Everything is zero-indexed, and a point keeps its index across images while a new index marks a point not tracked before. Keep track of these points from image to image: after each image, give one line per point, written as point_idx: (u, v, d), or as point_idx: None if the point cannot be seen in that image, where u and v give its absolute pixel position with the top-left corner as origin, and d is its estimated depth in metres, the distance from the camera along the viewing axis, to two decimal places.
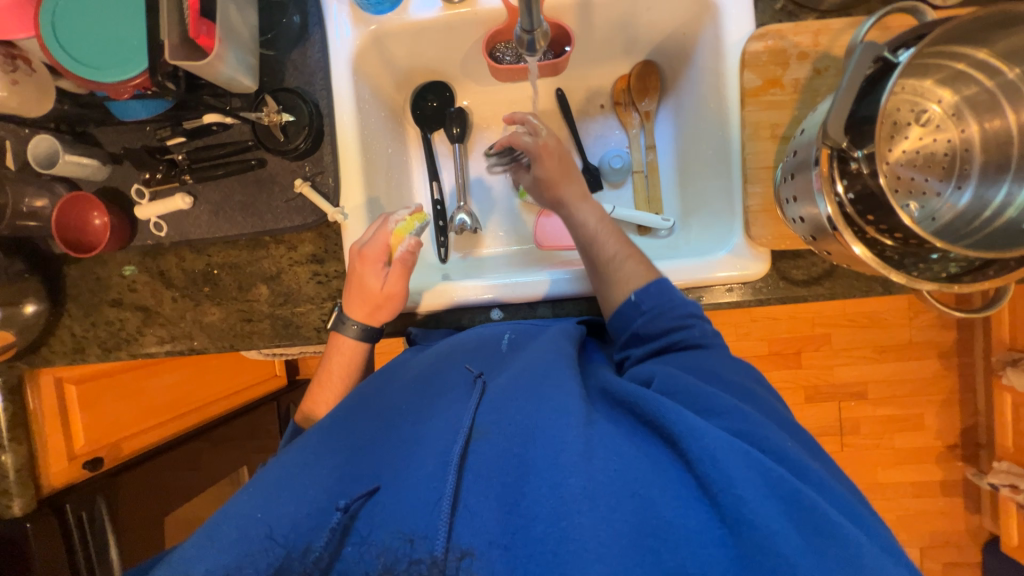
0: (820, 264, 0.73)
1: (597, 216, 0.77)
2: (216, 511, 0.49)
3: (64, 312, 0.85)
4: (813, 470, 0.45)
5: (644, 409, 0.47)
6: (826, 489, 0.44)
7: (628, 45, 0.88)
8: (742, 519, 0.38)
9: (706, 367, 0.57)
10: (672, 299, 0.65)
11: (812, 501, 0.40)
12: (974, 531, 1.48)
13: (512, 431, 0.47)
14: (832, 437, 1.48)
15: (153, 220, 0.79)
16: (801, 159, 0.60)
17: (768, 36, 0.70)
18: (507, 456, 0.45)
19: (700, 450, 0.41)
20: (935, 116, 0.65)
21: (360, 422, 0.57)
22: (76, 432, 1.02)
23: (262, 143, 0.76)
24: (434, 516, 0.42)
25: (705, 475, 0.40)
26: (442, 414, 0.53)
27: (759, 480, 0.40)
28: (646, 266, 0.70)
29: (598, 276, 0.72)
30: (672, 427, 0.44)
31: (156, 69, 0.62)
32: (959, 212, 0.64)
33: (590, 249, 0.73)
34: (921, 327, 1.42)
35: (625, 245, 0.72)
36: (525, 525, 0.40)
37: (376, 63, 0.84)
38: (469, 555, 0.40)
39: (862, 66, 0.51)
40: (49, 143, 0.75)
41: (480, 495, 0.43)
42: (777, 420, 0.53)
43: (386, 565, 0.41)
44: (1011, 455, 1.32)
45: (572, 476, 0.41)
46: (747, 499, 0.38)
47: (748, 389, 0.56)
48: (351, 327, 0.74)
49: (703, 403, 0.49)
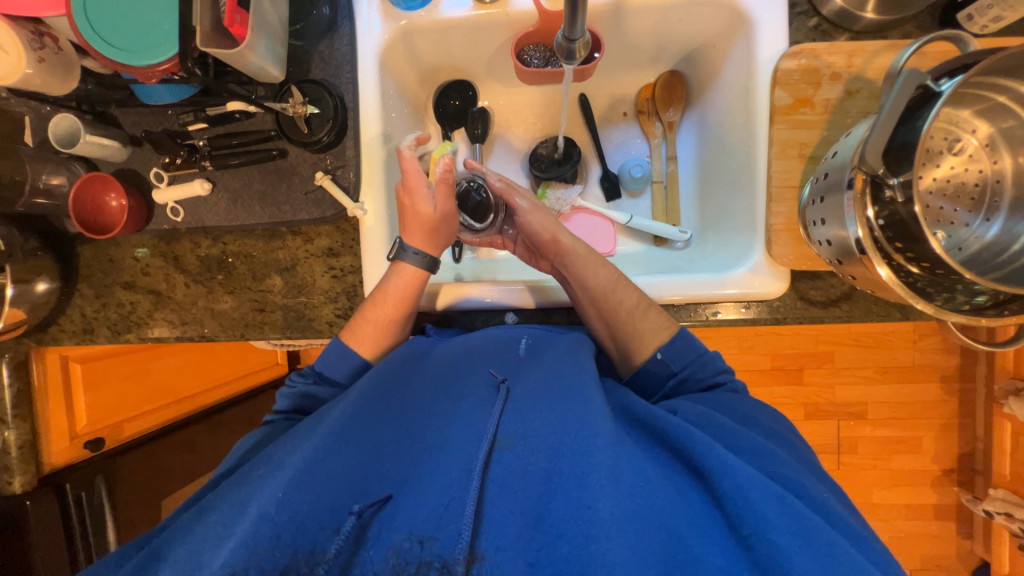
0: (839, 286, 0.73)
1: (603, 263, 0.73)
2: (244, 489, 0.52)
3: (75, 292, 0.84)
4: (850, 525, 0.48)
5: (676, 441, 0.51)
6: (862, 543, 0.46)
7: (656, 54, 0.88)
8: (777, 564, 0.41)
9: (744, 411, 0.62)
10: (697, 353, 0.67)
11: (848, 554, 0.42)
12: (964, 556, 1.49)
13: (540, 446, 0.51)
14: (829, 455, 1.48)
15: (171, 205, 0.78)
16: (832, 181, 0.60)
17: (802, 54, 0.69)
18: (536, 472, 0.50)
19: (732, 488, 0.45)
20: (969, 146, 0.65)
21: (384, 416, 0.59)
22: (79, 413, 1.01)
23: (285, 134, 0.75)
24: (454, 526, 0.46)
25: (736, 514, 0.44)
26: (464, 421, 0.56)
27: (794, 527, 0.43)
28: (663, 314, 0.70)
29: (619, 327, 0.69)
30: (705, 463, 0.48)
31: (187, 55, 0.62)
32: (986, 244, 0.64)
33: (609, 301, 0.70)
34: (925, 350, 1.42)
35: (639, 293, 0.71)
36: (551, 543, 0.45)
37: (402, 58, 0.83)
38: (480, 560, 0.45)
39: (904, 95, 0.50)
40: (71, 121, 0.74)
41: (506, 509, 0.47)
42: (814, 469, 0.57)
43: (395, 567, 0.45)
44: (1008, 483, 1.31)
45: (601, 500, 0.45)
46: (781, 546, 0.42)
47: (782, 435, 0.60)
48: (412, 255, 0.73)
49: (733, 441, 0.54)
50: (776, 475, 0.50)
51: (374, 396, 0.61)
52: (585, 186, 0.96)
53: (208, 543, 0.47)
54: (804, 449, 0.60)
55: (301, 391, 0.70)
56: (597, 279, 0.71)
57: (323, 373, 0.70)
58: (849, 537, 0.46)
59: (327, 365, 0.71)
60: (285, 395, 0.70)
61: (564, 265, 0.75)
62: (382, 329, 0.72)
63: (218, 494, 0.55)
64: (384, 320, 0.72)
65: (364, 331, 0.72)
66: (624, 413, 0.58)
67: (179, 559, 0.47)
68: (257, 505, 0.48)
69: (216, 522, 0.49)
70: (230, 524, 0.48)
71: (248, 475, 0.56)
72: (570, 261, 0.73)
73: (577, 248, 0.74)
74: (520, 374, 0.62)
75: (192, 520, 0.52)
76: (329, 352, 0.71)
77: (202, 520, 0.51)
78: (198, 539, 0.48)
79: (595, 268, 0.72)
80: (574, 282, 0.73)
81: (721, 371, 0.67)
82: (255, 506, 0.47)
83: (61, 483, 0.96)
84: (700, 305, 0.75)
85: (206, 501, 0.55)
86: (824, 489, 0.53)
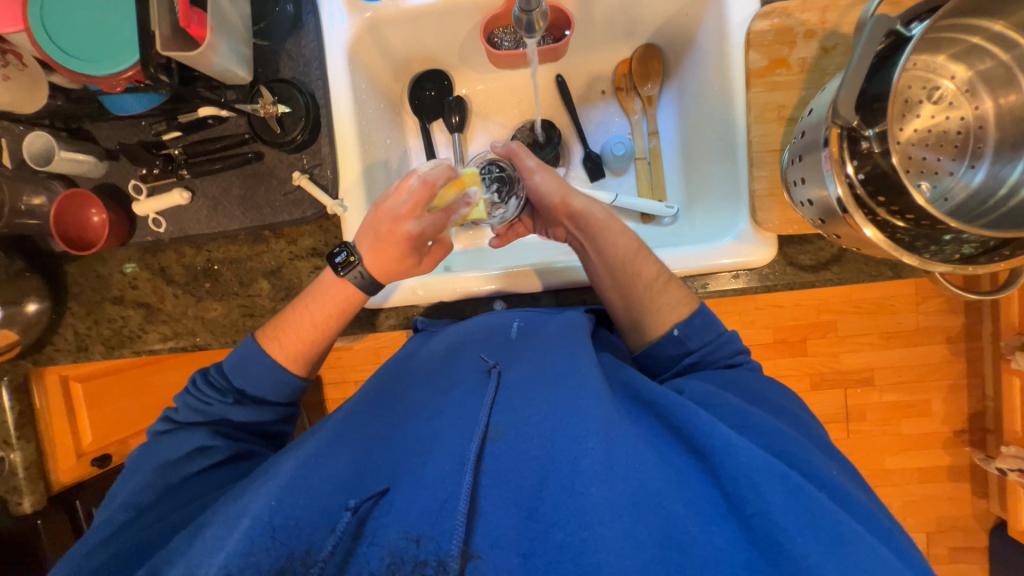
0: (827, 249, 0.72)
1: (623, 230, 0.71)
2: (241, 496, 0.52)
3: (67, 311, 0.84)
4: (857, 499, 0.47)
5: (678, 421, 0.51)
6: (868, 518, 0.46)
7: (629, 28, 0.86)
8: (779, 546, 0.41)
9: (755, 389, 0.60)
10: (716, 332, 0.65)
11: (854, 533, 0.41)
12: (980, 516, 1.48)
13: (534, 433, 0.51)
14: (838, 424, 1.47)
15: (152, 216, 0.78)
16: (809, 140, 0.59)
17: (774, 14, 0.68)
18: (531, 461, 0.49)
19: (734, 467, 0.45)
20: (948, 93, 0.64)
21: (377, 413, 0.59)
22: (84, 431, 1.03)
23: (259, 136, 0.75)
24: (448, 522, 0.45)
25: (738, 494, 0.44)
26: (456, 410, 0.56)
27: (799, 507, 0.42)
28: (683, 290, 0.68)
29: (637, 296, 0.68)
30: (706, 442, 0.48)
31: (149, 61, 0.62)
32: (973, 191, 0.63)
33: (630, 269, 0.68)
34: (928, 312, 1.40)
35: (661, 267, 0.69)
36: (545, 531, 0.44)
37: (372, 51, 0.82)
38: (476, 557, 0.43)
39: (874, 42, 0.49)
40: (45, 139, 0.74)
41: (499, 503, 0.46)
42: (822, 445, 0.56)
43: (391, 566, 0.43)
44: (1020, 439, 1.29)
45: (594, 486, 0.45)
46: (784, 527, 0.41)
47: (795, 416, 0.59)
48: (355, 273, 0.67)
49: (738, 419, 0.53)
50: (779, 454, 0.50)
51: (370, 401, 0.61)
52: (568, 168, 0.95)
53: (203, 553, 0.47)
54: (813, 426, 0.59)
55: (218, 412, 0.66)
56: (616, 247, 0.69)
57: (245, 391, 0.67)
58: (854, 514, 0.46)
59: (251, 383, 0.67)
60: (221, 420, 0.66)
61: (581, 231, 0.73)
62: (306, 340, 0.68)
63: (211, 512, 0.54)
64: (313, 327, 0.68)
65: (291, 337, 0.68)
66: (623, 391, 0.57)
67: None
68: (250, 512, 0.48)
69: (210, 535, 0.49)
70: (224, 534, 0.48)
71: (240, 489, 0.55)
72: (589, 226, 0.71)
73: (594, 212, 0.72)
74: (512, 359, 0.62)
75: (187, 540, 0.50)
76: (247, 365, 0.67)
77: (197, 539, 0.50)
78: (192, 553, 0.48)
79: (615, 236, 0.70)
80: (597, 247, 0.70)
81: (737, 352, 0.66)
82: (249, 514, 0.47)
83: (71, 501, 0.97)
84: (691, 278, 0.74)
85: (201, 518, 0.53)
86: (836, 468, 0.52)
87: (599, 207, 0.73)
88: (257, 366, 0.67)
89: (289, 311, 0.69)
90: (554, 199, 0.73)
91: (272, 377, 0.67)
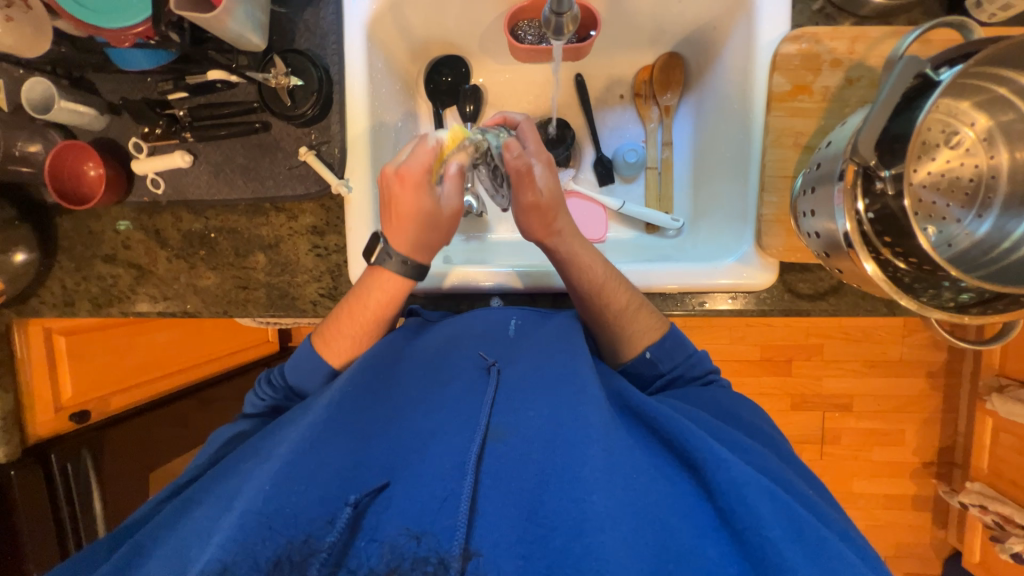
0: (827, 280, 0.72)
1: (594, 260, 0.68)
2: (235, 479, 0.52)
3: (55, 263, 0.82)
4: (836, 520, 0.48)
5: (671, 433, 0.51)
6: (850, 540, 0.47)
7: (656, 35, 0.85)
8: (770, 560, 0.41)
9: (727, 407, 0.62)
10: (686, 353, 0.67)
11: (839, 552, 0.42)
12: (937, 546, 1.52)
13: (534, 437, 0.51)
14: (812, 445, 1.50)
15: (151, 176, 0.76)
16: (824, 172, 0.59)
17: (803, 39, 0.67)
18: (531, 466, 0.49)
19: (724, 481, 0.45)
20: (966, 139, 0.64)
21: (374, 400, 0.58)
22: (65, 384, 1.01)
23: (268, 106, 0.73)
24: (449, 520, 0.46)
25: (729, 507, 0.44)
26: (456, 407, 0.55)
27: (789, 523, 0.43)
28: (655, 314, 0.68)
29: (607, 325, 0.67)
30: (697, 455, 0.48)
31: (160, 18, 0.60)
32: (977, 241, 0.63)
33: (599, 299, 0.66)
34: (913, 345, 1.43)
35: (631, 293, 0.68)
36: (545, 535, 0.45)
37: (393, 30, 0.80)
38: (476, 556, 0.44)
39: (903, 82, 0.49)
40: (44, 86, 0.72)
41: (498, 504, 0.47)
42: (792, 461, 0.57)
43: (390, 562, 0.44)
44: (985, 476, 1.33)
45: (595, 492, 0.45)
46: (775, 540, 0.42)
47: (767, 435, 0.60)
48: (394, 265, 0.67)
49: (730, 439, 0.54)
50: (767, 471, 0.50)
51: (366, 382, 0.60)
52: (578, 170, 0.93)
53: (198, 537, 0.47)
54: (780, 440, 0.61)
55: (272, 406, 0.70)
56: (581, 283, 0.67)
57: (294, 388, 0.69)
58: (835, 532, 0.47)
59: (300, 382, 0.69)
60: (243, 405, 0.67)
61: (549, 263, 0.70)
62: (353, 338, 0.68)
63: (205, 486, 0.55)
64: (359, 326, 0.68)
65: (341, 339, 0.69)
66: (616, 402, 0.58)
67: (166, 554, 0.47)
68: (246, 498, 0.47)
69: (202, 519, 0.49)
70: (217, 519, 0.48)
71: (234, 469, 0.55)
72: (555, 263, 0.69)
73: (559, 249, 0.68)
74: (510, 358, 0.62)
75: (176, 516, 0.51)
76: (300, 365, 0.68)
77: (188, 518, 0.50)
78: (183, 534, 0.48)
79: (581, 270, 0.67)
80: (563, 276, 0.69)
81: (710, 370, 0.68)
82: (244, 500, 0.47)
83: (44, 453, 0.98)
84: (689, 294, 0.75)
85: (188, 495, 0.54)
86: (811, 488, 0.53)
87: (572, 235, 0.69)
88: (310, 365, 0.68)
89: (340, 312, 0.69)
90: (531, 236, 0.68)
91: (320, 376, 0.68)
